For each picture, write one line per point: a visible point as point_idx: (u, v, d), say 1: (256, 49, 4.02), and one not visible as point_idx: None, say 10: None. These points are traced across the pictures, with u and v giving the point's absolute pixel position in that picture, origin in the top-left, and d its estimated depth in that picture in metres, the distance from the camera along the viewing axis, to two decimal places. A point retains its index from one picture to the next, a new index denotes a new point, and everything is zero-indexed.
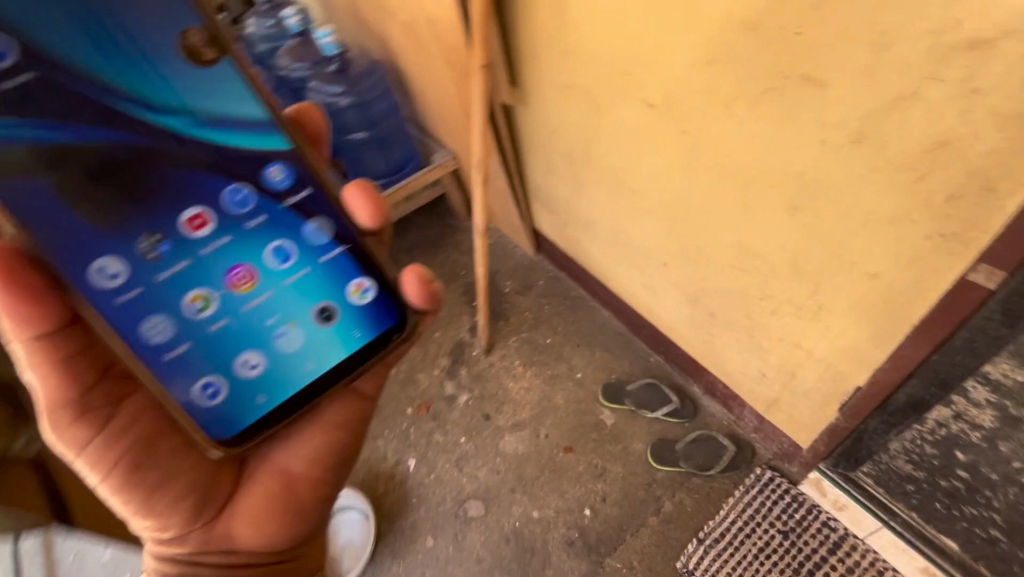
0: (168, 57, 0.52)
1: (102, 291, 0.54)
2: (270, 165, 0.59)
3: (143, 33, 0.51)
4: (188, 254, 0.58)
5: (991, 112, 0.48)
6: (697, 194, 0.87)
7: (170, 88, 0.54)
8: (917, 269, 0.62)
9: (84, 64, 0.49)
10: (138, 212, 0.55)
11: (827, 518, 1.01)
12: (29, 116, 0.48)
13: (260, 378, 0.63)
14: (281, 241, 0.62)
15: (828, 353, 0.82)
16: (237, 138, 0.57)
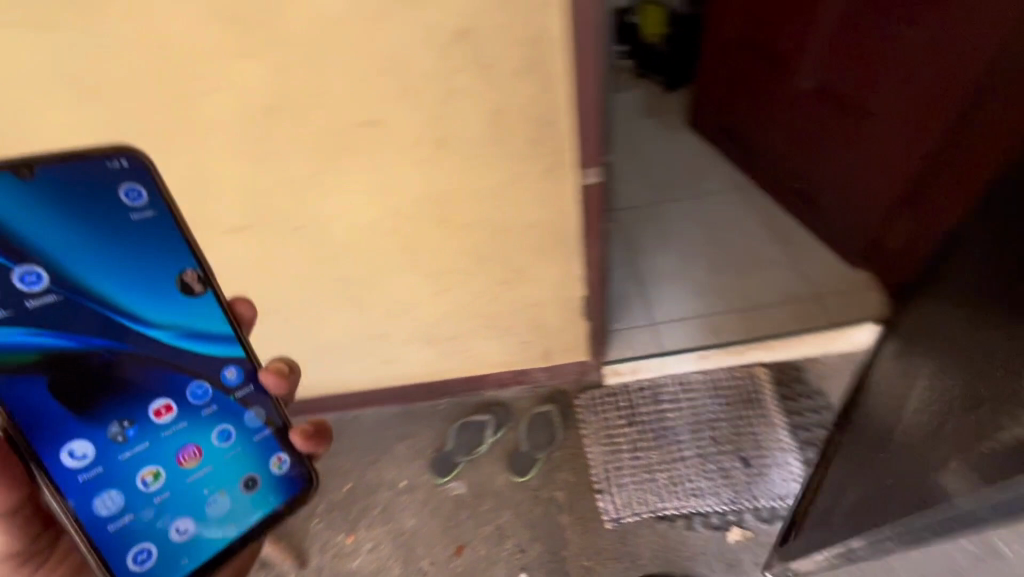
0: (161, 282, 0.57)
1: (63, 470, 0.54)
2: (226, 368, 0.63)
3: (149, 261, 0.56)
4: (148, 437, 0.59)
5: (507, 72, 0.55)
6: (358, 262, 0.80)
7: (155, 308, 0.58)
8: (551, 198, 0.72)
9: (85, 281, 0.54)
10: (112, 402, 0.57)
11: (637, 385, 1.17)
12: (41, 324, 0.52)
13: (182, 545, 0.61)
14: (224, 425, 0.63)
15: (549, 292, 0.91)
16: (203, 347, 0.61)
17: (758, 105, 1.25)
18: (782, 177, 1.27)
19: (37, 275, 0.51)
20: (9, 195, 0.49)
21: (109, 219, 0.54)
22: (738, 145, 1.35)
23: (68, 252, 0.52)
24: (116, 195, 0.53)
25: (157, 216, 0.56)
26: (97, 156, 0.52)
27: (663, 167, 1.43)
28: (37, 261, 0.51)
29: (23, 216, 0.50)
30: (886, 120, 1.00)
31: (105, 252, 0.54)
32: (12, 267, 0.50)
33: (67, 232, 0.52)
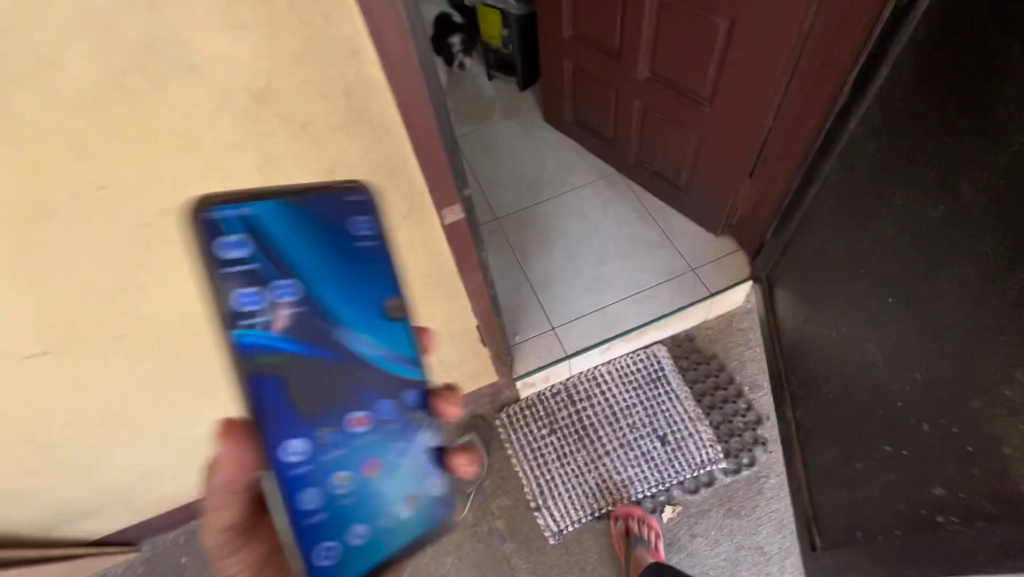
0: (370, 307, 0.58)
1: (284, 468, 0.55)
2: (408, 391, 0.63)
3: (363, 288, 0.57)
4: (346, 445, 0.60)
5: (328, 129, 0.49)
6: (214, 350, 0.69)
7: (362, 327, 0.59)
8: (416, 242, 0.67)
9: (316, 294, 0.55)
10: (326, 409, 0.58)
11: (550, 390, 1.17)
12: (281, 331, 0.53)
13: (359, 550, 0.60)
14: (399, 441, 0.63)
15: (441, 329, 0.86)
16: (396, 367, 0.61)
17: (601, 98, 1.28)
18: (637, 162, 1.31)
19: (291, 287, 0.53)
20: (278, 217, 0.51)
21: (340, 241, 0.55)
22: (594, 134, 1.39)
23: (302, 268, 0.54)
24: (351, 224, 0.55)
25: (379, 245, 0.57)
26: (336, 190, 0.54)
27: (529, 169, 1.45)
28: (282, 271, 0.53)
29: (284, 236, 0.52)
30: (718, 112, 1.04)
31: (333, 274, 0.55)
32: (272, 280, 0.52)
33: (310, 250, 0.54)
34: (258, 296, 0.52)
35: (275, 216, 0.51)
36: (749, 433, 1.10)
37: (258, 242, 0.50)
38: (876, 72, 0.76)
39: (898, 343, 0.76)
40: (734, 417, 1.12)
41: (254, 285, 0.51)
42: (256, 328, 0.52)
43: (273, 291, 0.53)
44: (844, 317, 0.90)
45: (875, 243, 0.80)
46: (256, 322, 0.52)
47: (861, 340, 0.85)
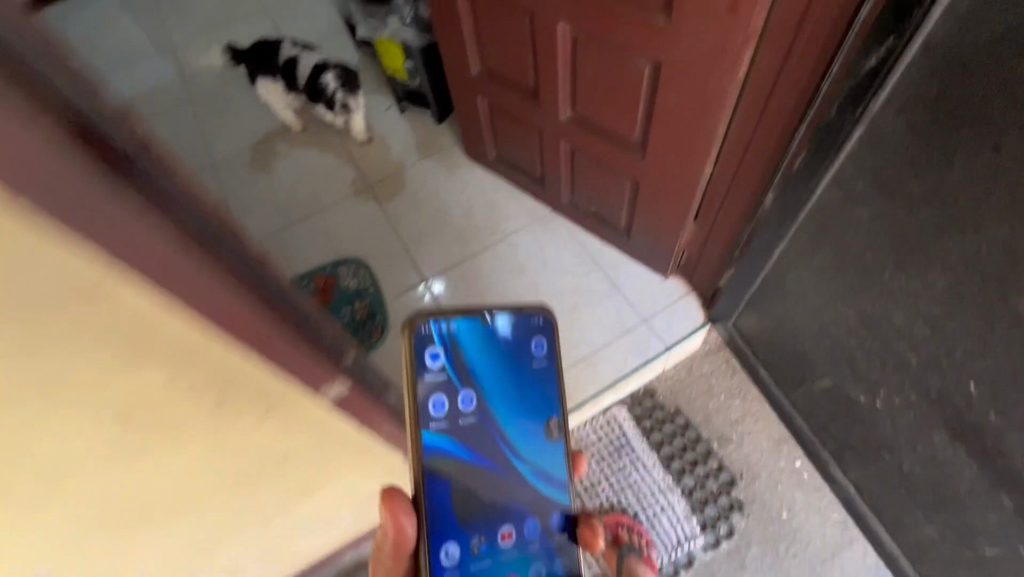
0: (535, 426, 0.63)
1: (438, 567, 0.58)
2: (553, 510, 0.62)
3: (530, 406, 0.63)
4: (493, 555, 0.60)
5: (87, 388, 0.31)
6: None
7: (528, 440, 0.63)
8: (289, 429, 0.50)
9: (490, 407, 0.62)
10: (478, 517, 0.60)
11: None
12: (456, 439, 0.60)
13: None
14: (538, 559, 0.61)
15: (356, 477, 0.71)
16: (549, 488, 0.63)
17: (523, 137, 1.14)
18: (572, 203, 1.18)
19: (473, 399, 0.61)
20: (471, 332, 0.62)
21: (518, 360, 0.64)
22: (522, 173, 1.25)
23: (485, 383, 0.62)
24: (531, 344, 0.64)
25: (550, 366, 0.64)
26: (526, 313, 0.64)
27: (455, 218, 1.29)
28: (465, 381, 0.61)
29: (473, 348, 0.62)
30: (653, 161, 0.88)
31: (505, 389, 0.63)
32: (459, 388, 0.61)
33: (493, 366, 0.63)
34: (444, 401, 0.60)
35: (469, 331, 0.62)
36: (724, 498, 1.01)
37: (452, 349, 0.61)
38: (845, 139, 0.57)
39: (946, 430, 0.63)
40: (706, 481, 1.03)
41: (442, 392, 0.60)
42: (438, 430, 0.60)
43: (459, 399, 0.61)
44: (873, 388, 0.72)
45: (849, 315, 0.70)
46: (440, 425, 0.60)
47: (920, 434, 0.68)
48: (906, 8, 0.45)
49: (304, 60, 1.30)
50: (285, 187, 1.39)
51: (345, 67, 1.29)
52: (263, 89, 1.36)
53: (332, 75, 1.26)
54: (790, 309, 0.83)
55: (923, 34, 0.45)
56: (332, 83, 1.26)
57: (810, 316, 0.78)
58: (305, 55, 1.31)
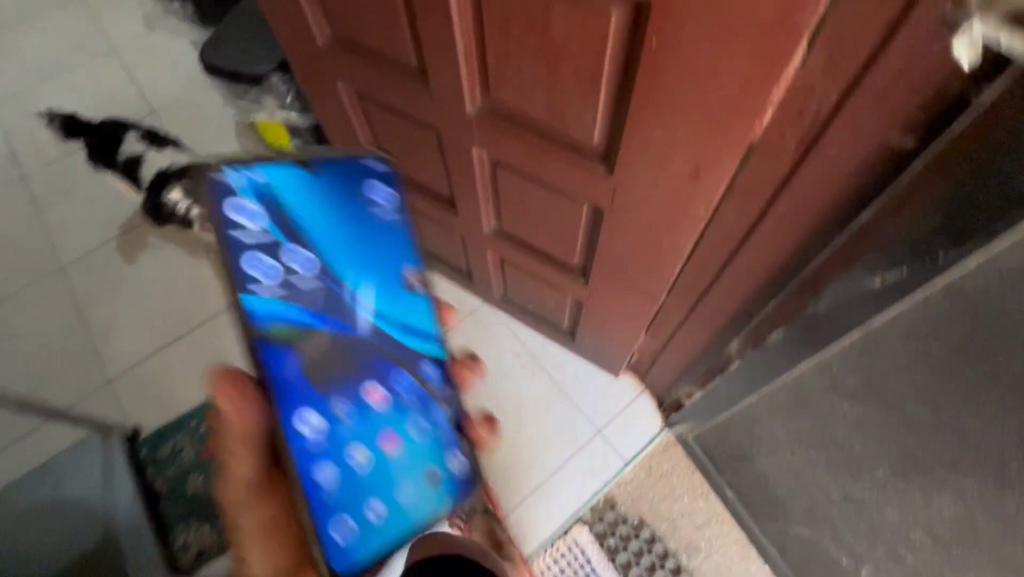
0: (390, 283, 0.51)
1: (301, 442, 0.45)
2: (426, 362, 0.52)
3: (376, 251, 0.50)
4: (371, 421, 0.49)
5: None
6: None
7: (383, 301, 0.50)
8: None
9: (330, 266, 0.47)
10: (341, 375, 0.47)
11: None
12: (298, 295, 0.45)
13: (374, 528, 0.47)
14: (435, 426, 0.51)
15: None
16: (414, 342, 0.52)
17: (442, 233, 0.97)
18: (505, 298, 1.03)
19: (306, 256, 0.46)
20: (294, 188, 0.46)
21: (354, 206, 0.49)
22: (443, 264, 1.08)
23: (321, 239, 0.47)
24: (364, 194, 0.49)
25: (400, 221, 0.51)
26: (368, 158, 0.49)
27: None
28: (291, 236, 0.45)
29: (302, 207, 0.46)
30: (597, 287, 0.75)
31: (348, 245, 0.48)
32: (285, 247, 0.45)
33: (323, 209, 0.47)
34: (270, 268, 0.44)
35: (293, 186, 0.45)
36: None
37: (273, 208, 0.44)
38: (835, 338, 0.49)
39: None
40: None
41: (267, 255, 0.44)
42: (277, 296, 0.44)
43: (285, 254, 0.45)
44: (857, 554, 0.65)
45: (833, 489, 0.62)
46: (278, 291, 0.44)
47: None
48: (932, 245, 0.38)
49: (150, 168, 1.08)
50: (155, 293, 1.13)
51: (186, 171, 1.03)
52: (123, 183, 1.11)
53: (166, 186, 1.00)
54: (759, 448, 0.74)
55: (946, 276, 0.38)
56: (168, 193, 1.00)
57: (784, 465, 0.69)
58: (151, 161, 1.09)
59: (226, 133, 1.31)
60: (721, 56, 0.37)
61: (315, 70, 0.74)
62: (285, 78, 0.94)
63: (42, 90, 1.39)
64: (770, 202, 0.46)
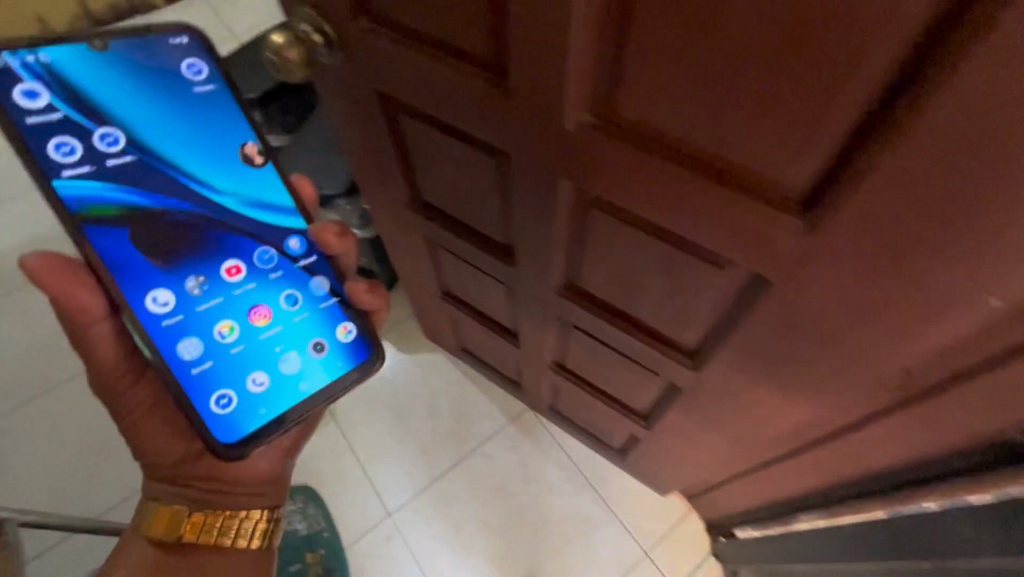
0: (224, 151, 0.53)
1: (149, 317, 0.51)
2: (291, 236, 0.58)
3: (215, 119, 0.53)
4: (221, 293, 0.54)
5: None
6: None
7: (225, 170, 0.54)
8: None
9: (145, 143, 0.50)
10: (186, 251, 0.52)
11: None
12: (125, 183, 0.49)
13: (261, 398, 0.56)
14: (291, 288, 0.58)
15: None
16: (267, 217, 0.56)
17: (494, 346, 0.98)
18: (551, 409, 1.04)
19: (117, 135, 0.49)
20: (79, 64, 0.47)
21: (172, 90, 0.50)
22: (491, 369, 1.09)
23: (126, 115, 0.49)
24: (175, 68, 0.50)
25: (223, 89, 0.52)
26: (150, 32, 0.49)
27: (417, 419, 1.12)
28: (91, 117, 0.48)
29: (90, 81, 0.47)
30: (660, 431, 0.76)
31: (163, 119, 0.50)
32: (90, 129, 0.47)
33: (119, 85, 0.48)
34: (74, 145, 0.47)
35: (75, 62, 0.46)
36: None
37: (58, 87, 0.46)
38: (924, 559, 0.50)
39: None
40: None
41: (66, 135, 0.47)
42: (82, 178, 0.47)
43: (96, 138, 0.48)
44: None
45: None
46: (85, 169, 0.47)
47: None
48: None
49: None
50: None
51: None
52: None
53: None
54: None
55: None
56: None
57: None
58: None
59: None
60: (836, 328, 0.39)
61: (392, 212, 0.77)
62: (353, 204, 0.98)
63: None
64: (864, 431, 0.47)
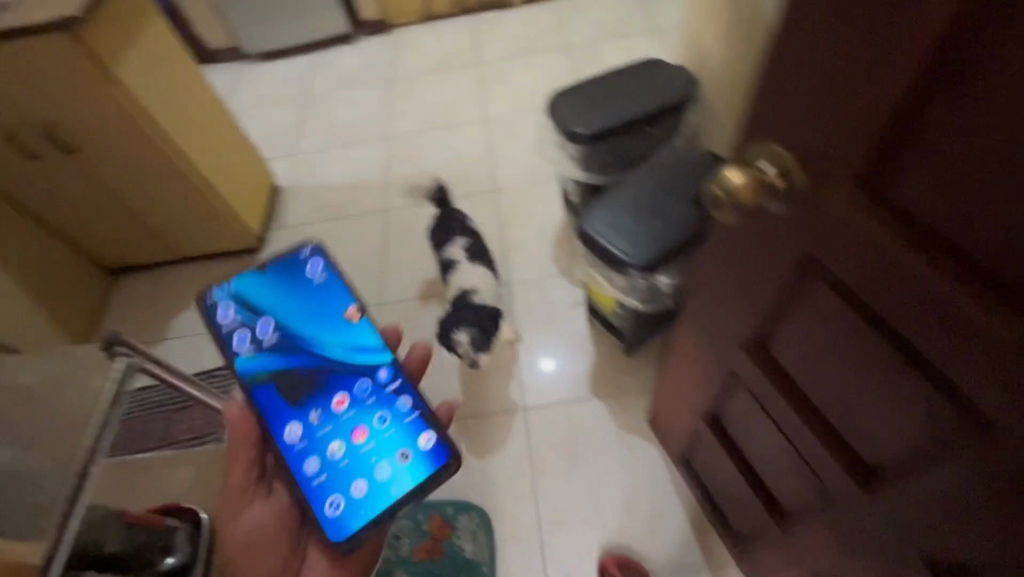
0: (335, 318, 0.76)
1: (286, 444, 0.69)
2: (380, 370, 0.75)
3: (324, 301, 0.76)
4: (331, 420, 0.72)
5: None
6: None
7: (334, 333, 0.75)
8: None
9: (285, 327, 0.74)
10: (308, 394, 0.72)
11: None
12: (277, 354, 0.73)
13: (362, 500, 0.69)
14: (380, 411, 0.74)
15: None
16: (362, 359, 0.75)
17: (732, 488, 0.85)
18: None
19: (270, 324, 0.74)
20: (253, 283, 0.75)
21: (300, 287, 0.76)
22: (705, 495, 0.99)
23: (274, 309, 0.75)
24: (304, 270, 0.76)
25: (331, 280, 0.76)
26: (290, 252, 0.76)
27: (607, 502, 1.09)
28: (253, 315, 0.74)
29: (257, 293, 0.75)
30: None
31: (296, 306, 0.75)
32: (255, 322, 0.74)
33: (273, 293, 0.75)
34: (246, 336, 0.73)
35: (251, 283, 0.75)
36: None
37: (240, 301, 0.74)
38: None
39: None
40: None
41: (243, 330, 0.73)
42: (250, 352, 0.72)
43: (258, 327, 0.74)
44: None
45: None
46: (250, 345, 0.73)
47: None
48: None
49: (454, 276, 1.25)
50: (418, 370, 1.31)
51: (490, 321, 1.20)
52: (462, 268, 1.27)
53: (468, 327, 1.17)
54: None
55: None
56: (462, 341, 1.15)
57: None
58: (463, 265, 1.26)
59: (541, 245, 1.45)
60: None
61: (703, 329, 0.70)
62: (647, 277, 0.91)
63: (427, 147, 1.77)
64: None
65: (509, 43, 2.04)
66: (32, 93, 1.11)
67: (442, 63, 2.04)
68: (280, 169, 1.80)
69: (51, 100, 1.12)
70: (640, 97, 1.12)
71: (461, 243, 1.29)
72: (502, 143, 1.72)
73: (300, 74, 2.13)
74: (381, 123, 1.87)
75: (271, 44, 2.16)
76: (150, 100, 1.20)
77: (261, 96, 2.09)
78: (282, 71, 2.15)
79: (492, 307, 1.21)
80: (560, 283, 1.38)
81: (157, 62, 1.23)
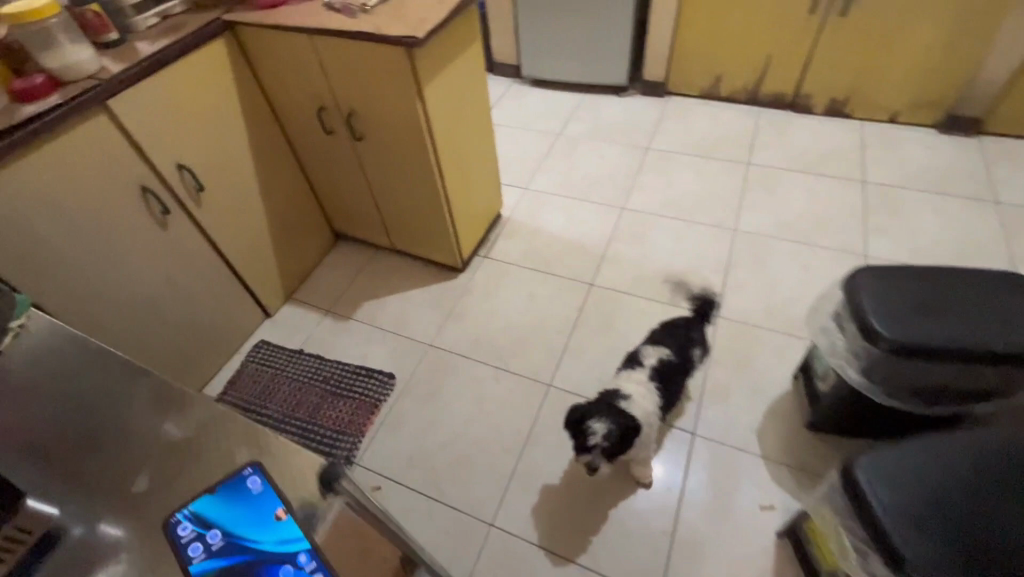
0: (264, 515, 0.47)
1: None
2: (300, 552, 0.45)
3: (260, 502, 0.47)
4: None
5: None
6: None
7: (267, 527, 0.46)
8: None
9: (234, 530, 0.46)
10: None
11: None
12: (217, 559, 0.45)
13: None
14: None
15: None
16: (293, 540, 0.45)
17: None
18: None
19: (217, 534, 0.46)
20: (211, 503, 0.47)
21: (237, 495, 0.48)
22: None
23: (219, 512, 0.47)
24: (239, 484, 0.48)
25: (268, 484, 0.48)
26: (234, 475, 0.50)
27: None
28: (201, 523, 0.46)
29: (213, 511, 0.47)
30: None
31: (237, 516, 0.47)
32: (198, 540, 0.46)
33: (222, 508, 0.47)
34: (195, 549, 0.45)
35: (209, 505, 0.47)
36: None
37: (196, 524, 0.46)
38: None
39: None
40: None
41: (196, 543, 0.45)
42: (198, 561, 0.45)
43: (207, 539, 0.46)
44: None
45: None
46: (197, 554, 0.45)
47: None
48: None
49: (625, 374, 1.11)
50: (560, 484, 1.16)
51: (630, 428, 0.99)
52: (623, 377, 1.11)
53: (606, 419, 0.97)
54: None
55: None
56: (596, 430, 0.95)
57: None
58: (638, 370, 1.11)
59: (744, 409, 1.22)
60: None
61: None
62: None
63: (656, 233, 1.62)
64: None
65: (789, 155, 1.80)
66: (352, 84, 1.20)
67: (705, 148, 1.87)
68: (510, 199, 1.80)
69: (364, 92, 1.21)
70: (996, 330, 0.83)
71: (663, 353, 1.13)
72: (745, 265, 1.50)
73: (557, 112, 2.13)
74: (619, 191, 1.77)
75: (550, 74, 2.19)
76: (438, 115, 1.24)
77: (520, 118, 2.13)
78: (543, 104, 2.18)
79: (637, 423, 1.00)
80: (758, 471, 1.13)
81: (457, 82, 1.26)
